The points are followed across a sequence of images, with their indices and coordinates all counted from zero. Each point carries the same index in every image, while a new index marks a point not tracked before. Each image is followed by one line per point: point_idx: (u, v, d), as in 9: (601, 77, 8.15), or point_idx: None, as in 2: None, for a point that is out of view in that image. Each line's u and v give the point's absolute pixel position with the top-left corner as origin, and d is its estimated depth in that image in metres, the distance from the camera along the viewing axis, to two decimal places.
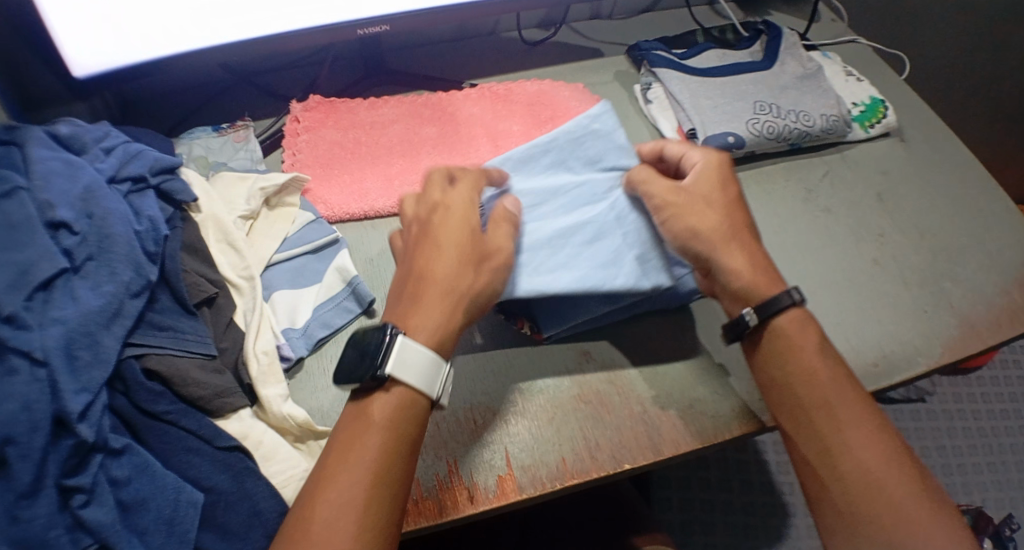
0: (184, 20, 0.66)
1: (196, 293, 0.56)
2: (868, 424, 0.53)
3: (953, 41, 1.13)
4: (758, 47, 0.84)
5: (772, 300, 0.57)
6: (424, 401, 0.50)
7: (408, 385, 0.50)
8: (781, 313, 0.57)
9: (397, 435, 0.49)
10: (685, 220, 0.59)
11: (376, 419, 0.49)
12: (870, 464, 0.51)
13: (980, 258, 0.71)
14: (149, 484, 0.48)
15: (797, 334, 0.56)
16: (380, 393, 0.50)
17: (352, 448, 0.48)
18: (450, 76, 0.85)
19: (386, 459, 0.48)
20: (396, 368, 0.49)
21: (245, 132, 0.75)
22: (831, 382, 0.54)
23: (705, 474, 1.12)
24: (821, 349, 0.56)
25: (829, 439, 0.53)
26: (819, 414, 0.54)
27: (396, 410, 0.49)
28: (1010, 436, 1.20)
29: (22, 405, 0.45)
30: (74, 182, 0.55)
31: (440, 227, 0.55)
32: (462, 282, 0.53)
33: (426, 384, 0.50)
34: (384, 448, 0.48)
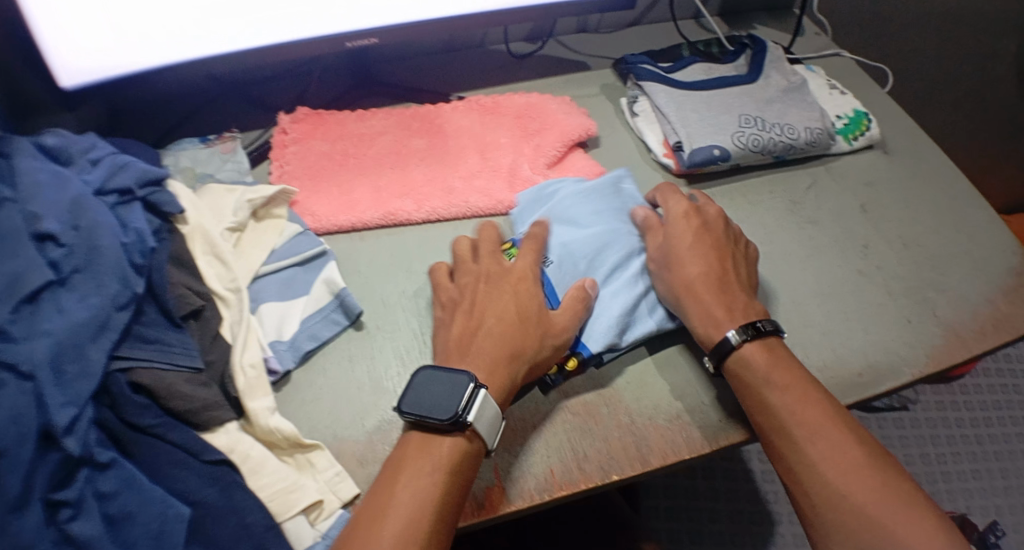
0: (187, 19, 0.66)
1: (184, 305, 0.56)
2: (830, 440, 0.54)
3: (935, 54, 1.16)
4: (743, 61, 0.86)
5: (718, 344, 0.58)
6: (485, 448, 0.53)
7: (479, 436, 0.52)
8: (731, 354, 0.58)
9: (460, 478, 0.51)
10: (670, 274, 0.62)
11: (446, 461, 0.51)
12: (835, 480, 0.52)
13: (962, 268, 0.73)
14: (136, 498, 0.48)
15: (747, 368, 0.57)
16: (455, 434, 0.52)
17: (417, 487, 0.49)
18: (438, 87, 0.85)
19: (447, 501, 0.50)
20: (475, 419, 0.51)
21: (232, 144, 0.75)
22: (787, 408, 0.55)
23: (692, 483, 1.13)
24: (772, 376, 0.57)
25: (793, 462, 0.54)
26: (781, 441, 0.55)
27: (463, 453, 0.51)
28: (994, 444, 1.21)
29: (8, 417, 0.45)
30: (62, 193, 0.54)
31: (497, 294, 0.59)
32: (527, 347, 0.56)
33: (493, 436, 0.53)
34: (447, 490, 0.50)
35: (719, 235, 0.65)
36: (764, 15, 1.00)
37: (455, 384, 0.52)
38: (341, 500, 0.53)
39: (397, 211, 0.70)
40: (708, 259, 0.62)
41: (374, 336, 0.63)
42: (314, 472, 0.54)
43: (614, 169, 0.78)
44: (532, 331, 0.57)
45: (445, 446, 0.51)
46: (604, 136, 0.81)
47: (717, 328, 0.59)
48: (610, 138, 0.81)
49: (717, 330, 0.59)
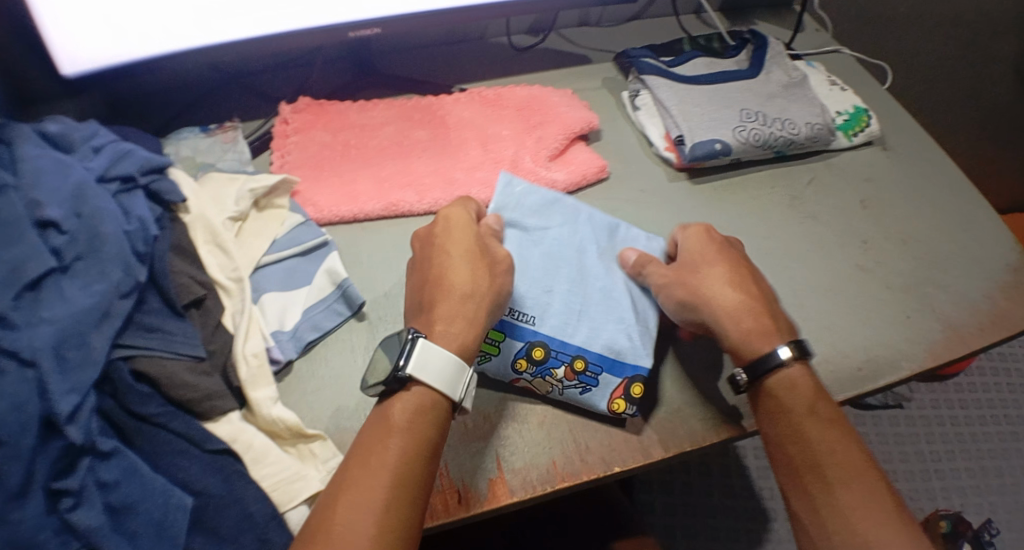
0: (182, 19, 0.66)
1: (186, 294, 0.56)
2: (863, 481, 0.52)
3: (934, 53, 1.16)
4: (744, 56, 0.86)
5: (762, 358, 0.57)
6: (443, 402, 0.52)
7: (427, 385, 0.51)
8: (773, 372, 0.56)
9: (418, 438, 0.50)
10: (680, 288, 0.60)
11: (397, 421, 0.50)
12: (864, 524, 0.51)
13: (960, 265, 0.73)
14: (139, 487, 0.48)
15: (790, 392, 0.56)
16: (402, 393, 0.52)
17: (372, 451, 0.49)
18: (440, 80, 0.85)
19: (406, 461, 0.49)
20: (417, 368, 0.51)
21: (233, 134, 0.75)
22: (824, 440, 0.54)
23: (687, 478, 1.13)
24: (816, 409, 0.55)
25: (818, 495, 0.53)
26: (811, 472, 0.54)
27: (416, 413, 0.51)
28: (987, 441, 1.23)
29: (11, 405, 0.44)
30: (62, 180, 0.54)
31: (439, 238, 0.59)
32: (479, 282, 0.56)
33: (448, 385, 0.52)
34: (404, 450, 0.49)
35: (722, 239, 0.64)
36: (765, 11, 1.00)
37: (395, 343, 0.53)
38: None
39: (399, 203, 0.70)
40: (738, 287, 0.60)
41: (376, 327, 0.63)
42: (317, 462, 0.54)
43: (616, 164, 0.78)
44: (476, 269, 0.57)
45: (397, 409, 0.51)
46: (606, 130, 0.81)
47: (765, 342, 0.57)
48: (611, 132, 0.81)
49: (763, 342, 0.57)
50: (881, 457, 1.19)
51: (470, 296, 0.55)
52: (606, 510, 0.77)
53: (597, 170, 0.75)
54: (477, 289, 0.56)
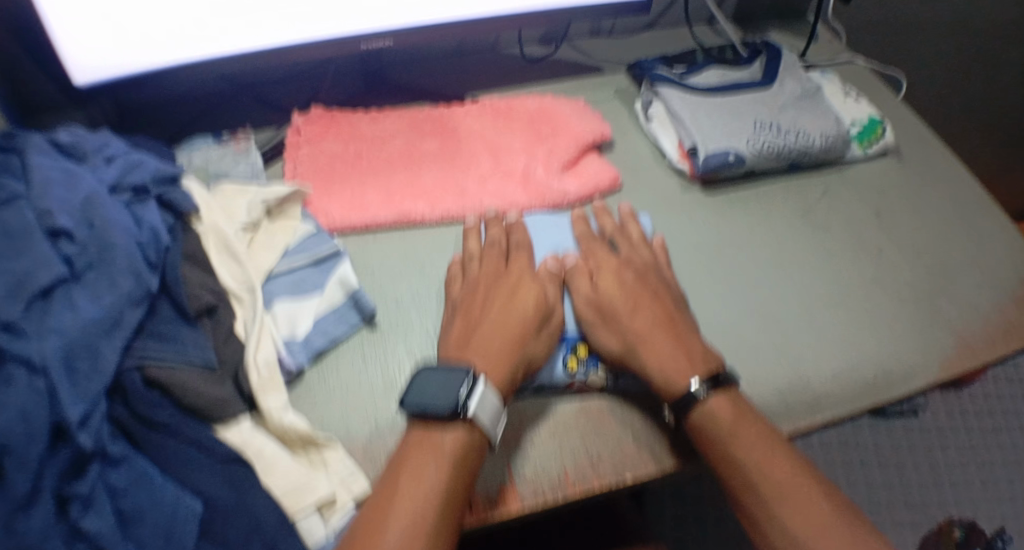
0: (187, 19, 0.65)
1: (197, 303, 0.56)
2: (799, 497, 0.52)
3: (946, 64, 1.15)
4: (758, 68, 0.85)
5: (683, 397, 0.55)
6: (487, 440, 0.52)
7: (480, 425, 0.51)
8: (696, 409, 0.54)
9: (466, 471, 0.50)
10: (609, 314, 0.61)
11: (448, 451, 0.50)
12: (805, 536, 0.50)
13: (975, 274, 0.72)
14: (148, 495, 0.48)
15: (713, 422, 0.54)
16: (456, 426, 0.51)
17: (422, 477, 0.49)
18: (451, 90, 0.86)
19: (454, 491, 0.49)
20: (474, 409, 0.51)
21: (245, 143, 0.75)
22: (756, 465, 0.53)
23: (701, 491, 1.11)
24: (738, 430, 0.54)
25: (761, 521, 0.52)
26: (749, 500, 0.53)
27: (466, 445, 0.51)
28: (1004, 454, 1.20)
29: (19, 414, 0.44)
30: (74, 190, 0.54)
31: (509, 291, 0.61)
32: (530, 347, 0.57)
33: (495, 426, 0.52)
34: (455, 482, 0.49)
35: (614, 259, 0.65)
36: (776, 22, 1.00)
37: (449, 381, 0.52)
38: (353, 497, 0.53)
39: (410, 212, 0.70)
40: (659, 321, 0.60)
41: (387, 336, 0.63)
42: (327, 470, 0.53)
43: (628, 175, 0.78)
44: (537, 340, 0.58)
45: (446, 437, 0.51)
46: (617, 140, 0.81)
47: (680, 377, 0.56)
48: (622, 141, 0.81)
49: (681, 376, 0.56)
50: (895, 470, 1.17)
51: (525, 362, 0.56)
52: (622, 525, 0.75)
53: (609, 180, 0.74)
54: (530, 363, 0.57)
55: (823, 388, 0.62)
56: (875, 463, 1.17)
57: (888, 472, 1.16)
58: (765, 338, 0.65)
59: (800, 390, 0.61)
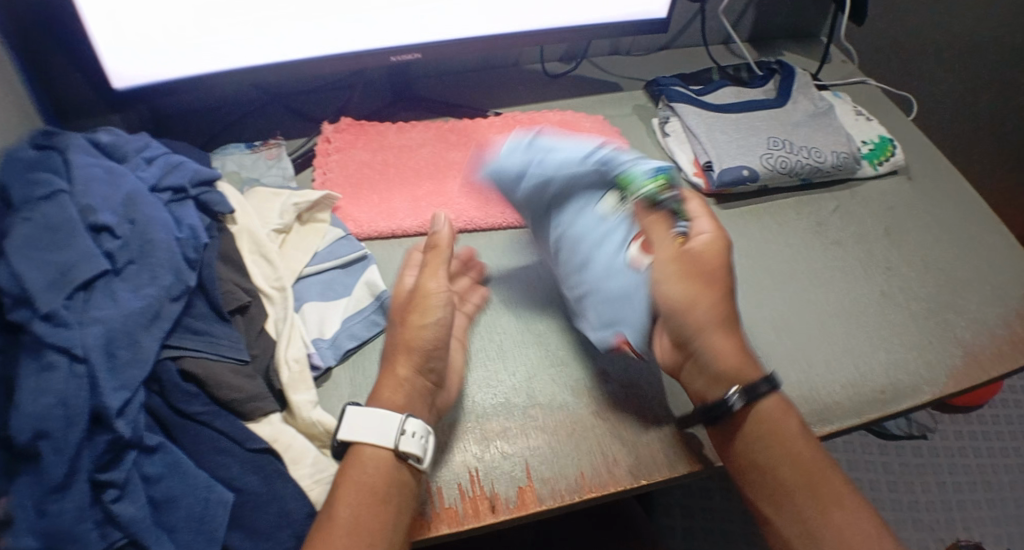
0: (186, 18, 0.66)
1: (231, 300, 0.59)
2: (825, 496, 0.53)
3: (957, 87, 1.18)
4: (771, 86, 0.88)
5: (715, 403, 0.56)
6: (384, 452, 0.53)
7: (361, 444, 0.53)
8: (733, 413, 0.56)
9: (366, 489, 0.51)
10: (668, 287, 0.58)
11: (343, 477, 0.52)
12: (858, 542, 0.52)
13: (980, 290, 0.74)
14: (180, 482, 0.50)
15: (777, 419, 0.56)
16: (349, 457, 0.54)
17: (326, 508, 0.51)
18: (475, 103, 0.89)
19: (354, 509, 0.50)
20: (344, 434, 0.54)
21: (276, 150, 0.78)
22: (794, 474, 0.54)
23: (709, 504, 1.11)
24: (798, 433, 0.56)
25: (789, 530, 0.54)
26: (801, 500, 0.54)
27: (359, 468, 0.53)
28: (1010, 474, 1.20)
29: (58, 400, 0.47)
30: (116, 188, 0.57)
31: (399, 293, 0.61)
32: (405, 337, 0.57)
33: (377, 437, 0.53)
34: (354, 501, 0.51)
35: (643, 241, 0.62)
36: (792, 43, 1.03)
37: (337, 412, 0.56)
38: None
39: None
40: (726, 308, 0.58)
41: None
42: None
43: None
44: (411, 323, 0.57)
45: (363, 448, 0.54)
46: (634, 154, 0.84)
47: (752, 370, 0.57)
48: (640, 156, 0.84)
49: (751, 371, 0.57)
50: (902, 487, 1.18)
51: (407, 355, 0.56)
52: (635, 531, 0.78)
53: None
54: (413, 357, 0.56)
55: (832, 397, 0.63)
56: (882, 479, 1.18)
57: (895, 489, 1.17)
58: (776, 348, 0.66)
59: (809, 398, 0.63)
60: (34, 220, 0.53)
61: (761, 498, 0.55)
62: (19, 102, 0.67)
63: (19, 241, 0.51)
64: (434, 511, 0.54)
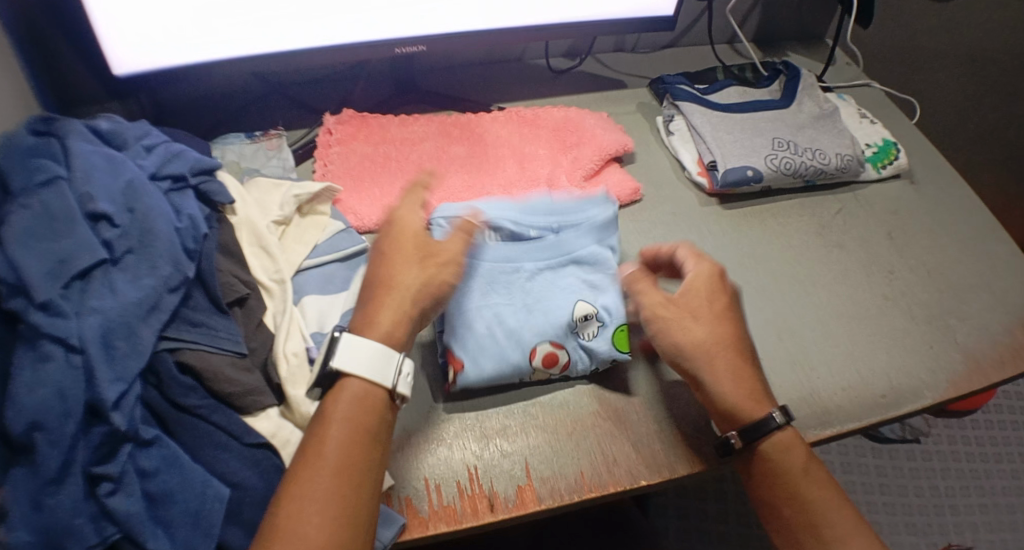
0: (184, 17, 0.66)
1: (230, 293, 0.58)
2: (841, 517, 0.55)
3: (958, 91, 1.17)
4: (777, 87, 0.88)
5: (760, 423, 0.56)
6: (377, 389, 0.53)
7: (357, 376, 0.52)
8: (770, 436, 0.56)
9: (357, 428, 0.51)
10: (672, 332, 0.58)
11: (333, 412, 0.51)
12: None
13: (982, 297, 0.74)
14: (177, 476, 0.50)
15: (792, 443, 0.57)
16: (336, 390, 0.52)
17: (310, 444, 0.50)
18: (478, 98, 0.88)
19: (344, 448, 0.49)
20: (341, 362, 0.52)
21: (277, 141, 0.77)
22: (814, 495, 0.55)
23: (703, 505, 1.11)
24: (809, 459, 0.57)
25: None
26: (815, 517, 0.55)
27: (350, 404, 0.51)
28: (1002, 479, 1.21)
29: (56, 391, 0.46)
30: (115, 176, 0.57)
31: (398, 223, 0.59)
32: (421, 276, 0.57)
33: (378, 372, 0.52)
34: (343, 440, 0.50)
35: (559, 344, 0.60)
36: (797, 44, 1.03)
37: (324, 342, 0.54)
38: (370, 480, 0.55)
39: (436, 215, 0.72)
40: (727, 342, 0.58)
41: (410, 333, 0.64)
42: None
43: (647, 187, 0.79)
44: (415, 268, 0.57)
45: (353, 382, 0.52)
46: (638, 153, 0.83)
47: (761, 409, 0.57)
48: (644, 154, 0.83)
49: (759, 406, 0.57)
50: (895, 490, 1.18)
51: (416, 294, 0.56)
52: (632, 533, 0.78)
53: (630, 191, 0.76)
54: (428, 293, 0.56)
55: (832, 400, 0.63)
56: (875, 483, 1.18)
57: (888, 492, 1.17)
58: (777, 350, 0.66)
59: (810, 401, 0.63)
60: (32, 208, 0.52)
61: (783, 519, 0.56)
62: (18, 88, 0.66)
63: (16, 229, 0.50)
64: (432, 509, 0.54)
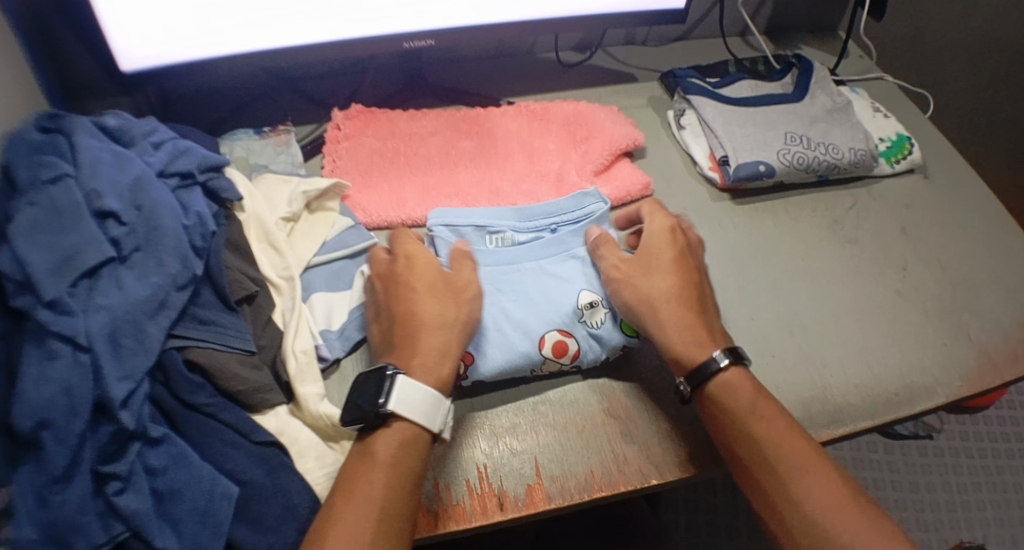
0: (184, 11, 0.65)
1: (239, 290, 0.58)
2: (794, 453, 0.53)
3: (973, 83, 1.16)
4: (789, 80, 0.87)
5: (701, 365, 0.56)
6: (425, 434, 0.52)
7: (409, 420, 0.52)
8: (712, 378, 0.56)
9: (402, 472, 0.50)
10: (625, 290, 0.60)
11: (380, 455, 0.51)
12: (822, 500, 0.51)
13: (997, 294, 0.73)
14: (184, 474, 0.50)
15: (733, 391, 0.56)
16: (384, 432, 0.52)
17: (355, 488, 0.50)
18: (487, 92, 0.87)
19: (390, 494, 0.49)
20: (396, 404, 0.51)
21: (286, 136, 0.76)
22: (766, 435, 0.54)
23: (714, 500, 1.11)
24: (756, 402, 0.55)
25: (771, 493, 0.53)
26: (767, 460, 0.53)
27: (397, 447, 0.51)
28: (1014, 475, 1.20)
29: (63, 390, 0.46)
30: (122, 173, 0.56)
31: (415, 261, 0.59)
32: (455, 313, 0.56)
33: (428, 418, 0.52)
34: (389, 485, 0.50)
35: (564, 327, 0.60)
36: (810, 36, 1.01)
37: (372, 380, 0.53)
38: None
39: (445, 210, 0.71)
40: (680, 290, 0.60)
41: None
42: None
43: (658, 182, 0.79)
44: (451, 307, 0.57)
45: (402, 425, 0.52)
46: (649, 147, 0.82)
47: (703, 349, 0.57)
48: (655, 148, 0.82)
49: (702, 349, 0.57)
50: (906, 486, 1.17)
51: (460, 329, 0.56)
52: (642, 531, 0.78)
53: (641, 185, 0.75)
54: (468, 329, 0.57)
55: (845, 398, 0.63)
56: (886, 479, 1.18)
57: (899, 488, 1.17)
58: (789, 347, 0.65)
59: (822, 399, 0.62)
60: (39, 205, 0.51)
61: (739, 467, 0.55)
62: (26, 83, 0.66)
63: (23, 226, 0.50)
64: (442, 508, 0.53)
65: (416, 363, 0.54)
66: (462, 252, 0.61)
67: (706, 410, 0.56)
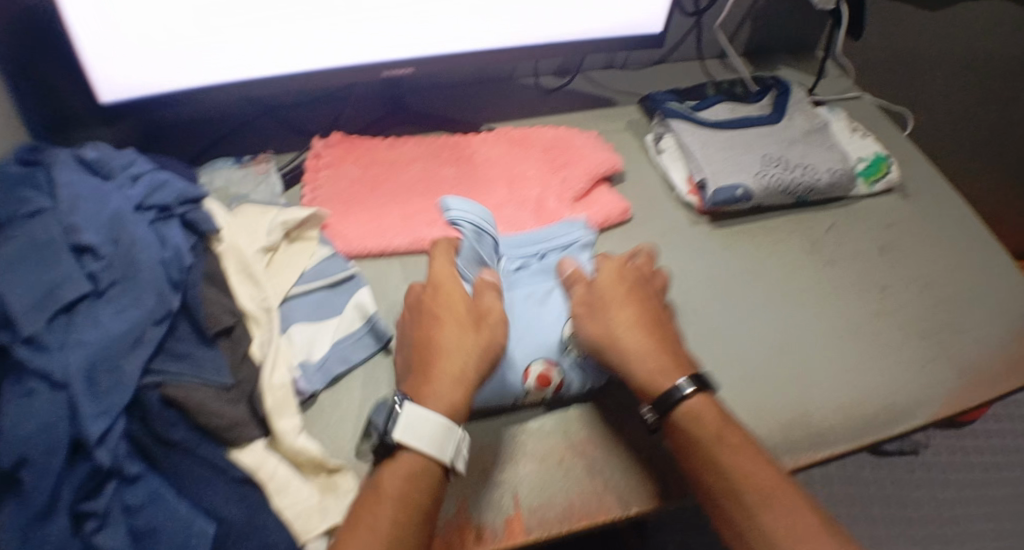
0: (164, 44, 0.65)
1: (215, 323, 0.56)
2: (761, 482, 0.52)
3: (950, 101, 1.17)
4: (767, 102, 0.88)
5: (666, 393, 0.56)
6: (435, 467, 0.52)
7: (415, 450, 0.52)
8: (678, 406, 0.56)
9: (410, 505, 0.50)
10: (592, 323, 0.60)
11: (385, 489, 0.50)
12: (791, 528, 0.51)
13: (977, 311, 0.73)
14: (161, 511, 0.50)
15: (698, 419, 0.55)
16: (391, 465, 0.52)
17: (361, 521, 0.49)
18: (467, 117, 0.88)
19: (397, 530, 0.48)
20: (401, 433, 0.52)
21: (266, 165, 0.77)
22: (733, 464, 0.53)
23: (702, 520, 1.11)
24: (721, 432, 0.55)
25: (739, 522, 0.52)
26: (734, 489, 0.52)
27: (405, 480, 0.51)
28: (1002, 488, 1.20)
29: (41, 426, 0.46)
30: (100, 207, 0.56)
31: (442, 288, 0.60)
32: (474, 339, 0.57)
33: (437, 448, 0.52)
34: (395, 519, 0.49)
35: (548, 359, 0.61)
36: (788, 57, 1.02)
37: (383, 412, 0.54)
38: None
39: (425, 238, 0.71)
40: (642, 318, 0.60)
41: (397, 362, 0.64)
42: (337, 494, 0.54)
43: (638, 206, 0.79)
44: (469, 334, 0.57)
45: (409, 456, 0.52)
46: (629, 171, 0.83)
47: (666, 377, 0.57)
48: (634, 172, 0.83)
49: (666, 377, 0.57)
50: (895, 502, 1.17)
51: (476, 355, 0.56)
52: None
53: (619, 210, 0.76)
54: (484, 355, 0.57)
55: (826, 422, 0.62)
56: (875, 495, 1.18)
57: (888, 505, 1.17)
58: (769, 371, 0.66)
59: (802, 424, 0.62)
60: (16, 239, 0.51)
61: (706, 496, 0.54)
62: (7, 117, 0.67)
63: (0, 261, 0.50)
64: None
65: (430, 389, 0.54)
66: (488, 283, 0.61)
67: (675, 438, 0.56)
